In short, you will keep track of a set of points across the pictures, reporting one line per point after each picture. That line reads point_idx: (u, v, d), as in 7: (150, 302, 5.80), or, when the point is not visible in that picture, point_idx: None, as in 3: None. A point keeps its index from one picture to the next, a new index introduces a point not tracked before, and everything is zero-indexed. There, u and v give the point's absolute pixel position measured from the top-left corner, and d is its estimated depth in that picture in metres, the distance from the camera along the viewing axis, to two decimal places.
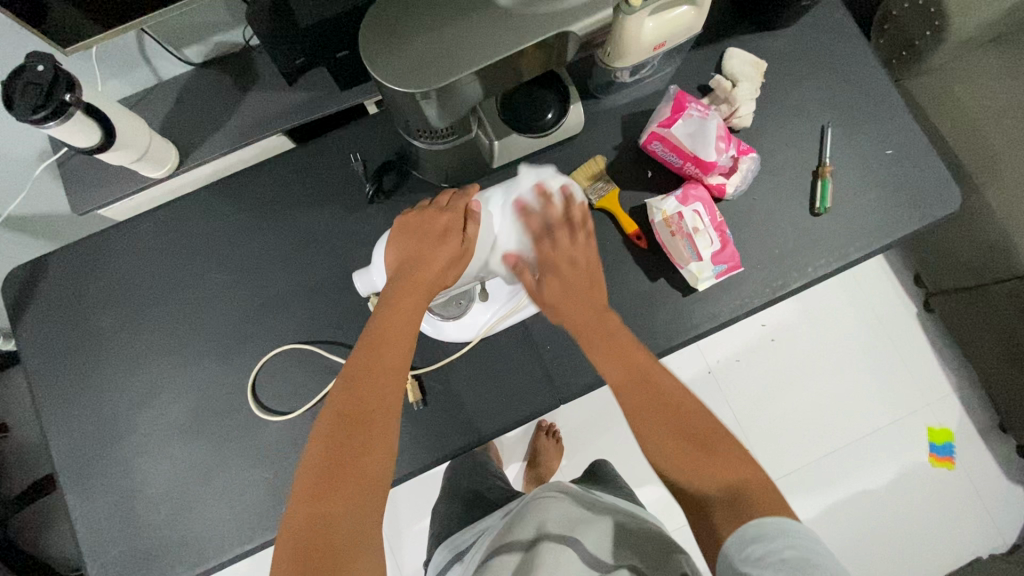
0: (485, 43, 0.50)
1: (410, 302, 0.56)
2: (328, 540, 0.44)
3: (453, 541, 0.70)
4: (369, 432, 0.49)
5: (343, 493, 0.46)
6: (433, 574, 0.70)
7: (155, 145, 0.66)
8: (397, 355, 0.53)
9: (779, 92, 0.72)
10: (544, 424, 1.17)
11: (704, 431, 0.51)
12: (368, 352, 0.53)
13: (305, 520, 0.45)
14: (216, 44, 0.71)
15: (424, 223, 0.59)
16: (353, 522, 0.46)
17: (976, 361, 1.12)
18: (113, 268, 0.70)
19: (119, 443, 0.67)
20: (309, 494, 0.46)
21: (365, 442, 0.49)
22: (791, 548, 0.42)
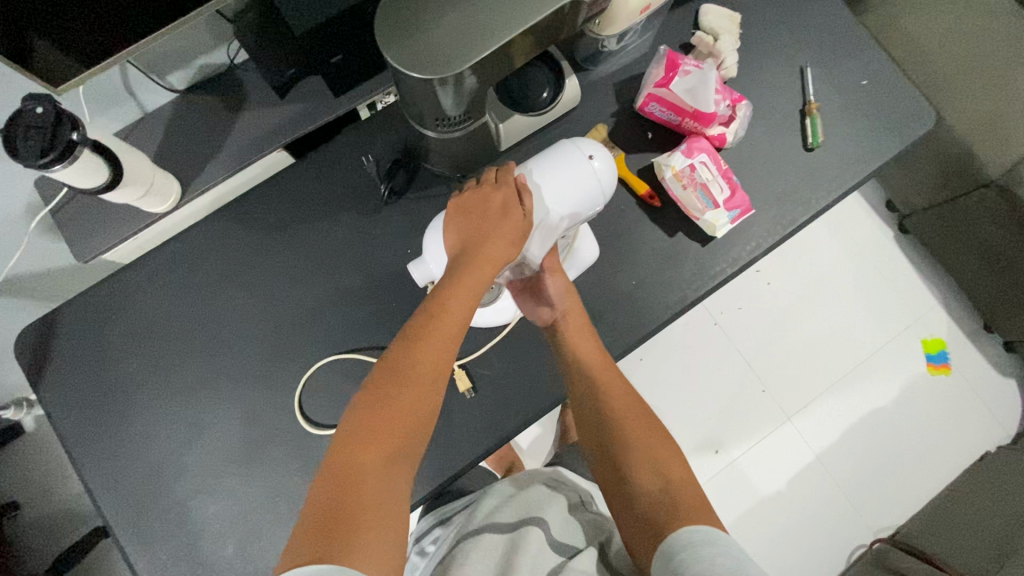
0: (498, 23, 0.50)
1: (472, 278, 0.55)
2: (351, 491, 0.44)
3: (438, 509, 0.77)
4: (405, 392, 0.49)
5: (379, 449, 0.47)
6: (415, 536, 0.77)
7: (159, 179, 0.64)
8: (453, 325, 0.53)
9: (756, 40, 0.76)
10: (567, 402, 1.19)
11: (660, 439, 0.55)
12: (422, 328, 0.52)
13: (332, 473, 0.45)
14: (199, 68, 0.70)
15: (485, 203, 0.58)
16: (379, 476, 0.46)
17: (956, 271, 1.20)
18: (130, 310, 0.68)
19: (170, 487, 0.65)
20: (352, 444, 0.47)
21: (398, 402, 0.49)
22: (718, 555, 0.42)
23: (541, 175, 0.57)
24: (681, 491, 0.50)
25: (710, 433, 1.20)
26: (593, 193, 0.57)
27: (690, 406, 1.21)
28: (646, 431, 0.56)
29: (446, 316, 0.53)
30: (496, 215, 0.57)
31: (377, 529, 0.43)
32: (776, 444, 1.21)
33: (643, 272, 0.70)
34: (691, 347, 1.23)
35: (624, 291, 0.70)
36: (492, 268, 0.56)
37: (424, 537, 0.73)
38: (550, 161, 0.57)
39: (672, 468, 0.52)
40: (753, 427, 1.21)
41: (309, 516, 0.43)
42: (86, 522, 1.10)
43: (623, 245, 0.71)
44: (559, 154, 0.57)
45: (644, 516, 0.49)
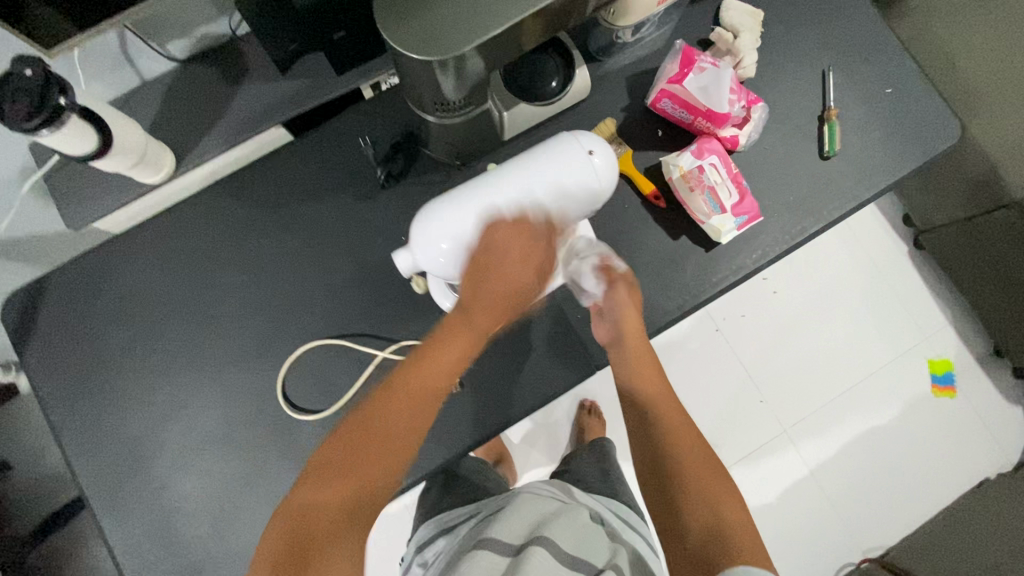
0: (501, 6, 0.48)
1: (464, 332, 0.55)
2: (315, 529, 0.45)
3: (440, 517, 0.74)
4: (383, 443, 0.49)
5: (344, 493, 0.47)
6: (416, 544, 0.74)
7: (151, 149, 0.62)
8: (437, 381, 0.53)
9: (778, 40, 0.73)
10: (585, 403, 1.18)
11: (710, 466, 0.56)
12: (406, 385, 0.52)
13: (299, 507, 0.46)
14: (202, 38, 0.67)
15: (505, 241, 0.50)
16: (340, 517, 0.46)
17: (969, 292, 1.17)
18: (117, 283, 0.67)
19: (150, 462, 0.65)
20: (319, 478, 0.48)
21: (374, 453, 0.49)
22: None
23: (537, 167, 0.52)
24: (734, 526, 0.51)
25: None
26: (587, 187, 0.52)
27: None
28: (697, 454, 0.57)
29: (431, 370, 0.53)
30: (510, 277, 0.53)
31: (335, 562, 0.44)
32: (770, 456, 1.19)
33: (641, 274, 0.68)
34: (690, 352, 1.21)
35: None
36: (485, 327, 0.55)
37: (428, 547, 0.70)
38: (543, 155, 0.49)
39: (725, 503, 0.53)
40: (749, 438, 1.19)
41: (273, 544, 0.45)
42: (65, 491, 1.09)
43: (623, 246, 0.68)
44: (556, 145, 0.52)
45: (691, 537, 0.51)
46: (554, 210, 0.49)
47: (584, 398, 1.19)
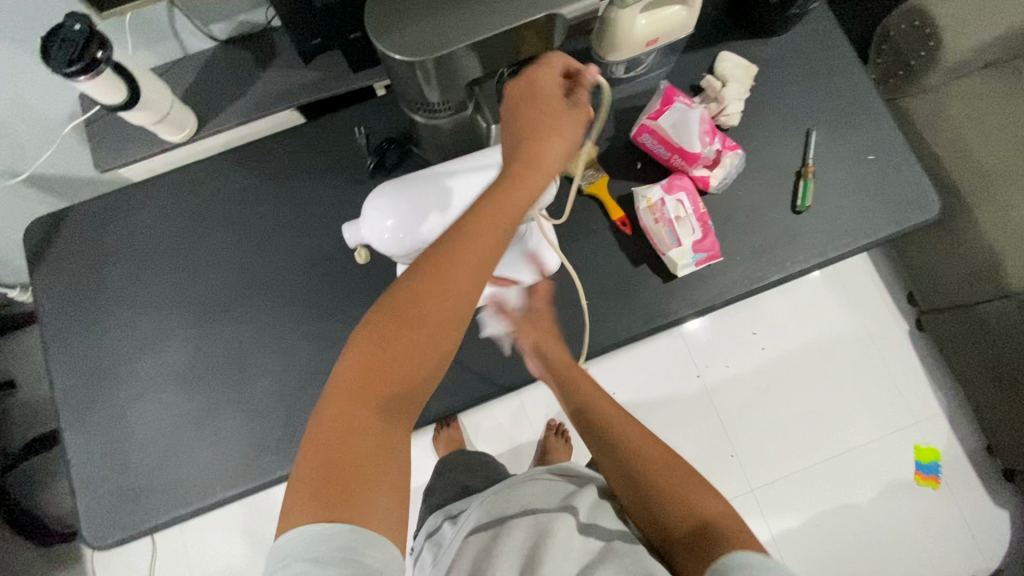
0: (481, 22, 0.52)
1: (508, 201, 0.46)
2: (359, 447, 0.40)
3: (447, 507, 0.73)
4: (414, 335, 0.42)
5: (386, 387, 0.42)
6: (421, 537, 0.72)
7: (176, 110, 0.70)
8: (486, 248, 0.44)
9: (769, 95, 0.76)
10: (553, 424, 1.17)
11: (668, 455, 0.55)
12: (421, 285, 0.43)
13: (328, 426, 0.41)
14: (241, 24, 0.76)
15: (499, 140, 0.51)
16: (374, 429, 0.41)
17: (965, 382, 1.13)
18: (126, 224, 0.75)
19: (118, 387, 0.71)
20: (353, 381, 0.42)
21: (446, 282, 0.43)
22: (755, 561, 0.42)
23: (474, 164, 0.52)
24: (714, 519, 0.48)
25: None
26: None
27: None
28: (653, 445, 0.56)
29: (459, 259, 0.43)
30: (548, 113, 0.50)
31: (380, 489, 0.40)
32: None
33: (598, 294, 0.71)
34: (668, 395, 1.20)
35: (575, 308, 0.71)
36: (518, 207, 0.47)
37: (434, 534, 0.68)
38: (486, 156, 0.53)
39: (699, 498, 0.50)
40: None
41: (309, 475, 0.40)
42: (50, 419, 1.17)
43: (585, 264, 0.71)
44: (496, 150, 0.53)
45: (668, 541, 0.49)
46: None
47: (552, 418, 1.18)
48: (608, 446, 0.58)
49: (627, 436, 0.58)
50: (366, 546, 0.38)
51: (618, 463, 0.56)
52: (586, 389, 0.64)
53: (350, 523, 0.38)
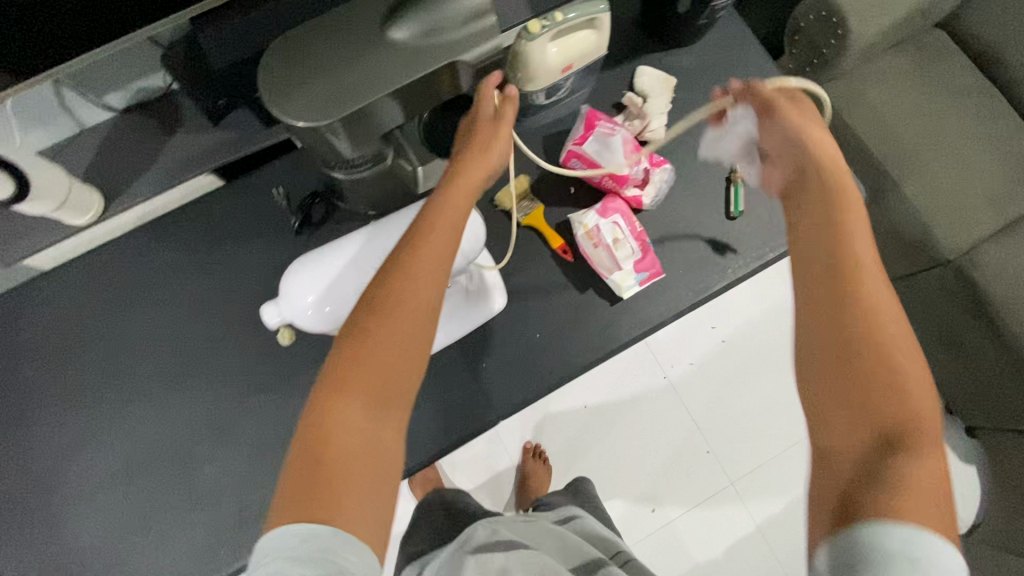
0: (381, 77, 0.50)
1: (456, 202, 0.52)
2: (345, 445, 0.41)
3: (421, 559, 0.72)
4: (390, 323, 0.44)
5: (361, 381, 0.43)
6: None
7: (76, 192, 0.65)
8: (442, 240, 0.49)
9: (690, 104, 0.76)
10: (530, 446, 1.14)
11: (889, 361, 0.40)
12: (391, 282, 0.46)
13: (317, 418, 0.42)
14: (139, 90, 0.70)
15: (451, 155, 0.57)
16: (359, 424, 0.42)
17: (916, 347, 1.17)
18: (40, 319, 0.70)
19: (51, 497, 0.66)
20: (334, 378, 0.43)
21: (410, 275, 0.47)
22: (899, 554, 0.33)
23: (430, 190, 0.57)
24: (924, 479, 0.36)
25: (650, 489, 1.15)
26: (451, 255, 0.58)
27: (631, 463, 1.16)
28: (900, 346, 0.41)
29: (423, 251, 0.48)
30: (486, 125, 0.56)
31: (361, 493, 0.39)
32: (717, 512, 1.14)
33: (548, 325, 0.70)
34: (640, 403, 1.17)
35: (527, 343, 0.69)
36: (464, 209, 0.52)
37: None
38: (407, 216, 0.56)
39: (917, 436, 0.38)
40: (696, 488, 1.15)
41: (292, 479, 0.39)
42: None
43: (531, 297, 0.70)
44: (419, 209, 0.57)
45: (840, 492, 0.38)
46: None
47: (528, 441, 1.16)
48: (826, 308, 0.43)
49: (871, 314, 0.41)
50: (347, 554, 0.36)
51: (829, 354, 0.42)
52: (856, 230, 0.45)
53: (333, 526, 0.37)
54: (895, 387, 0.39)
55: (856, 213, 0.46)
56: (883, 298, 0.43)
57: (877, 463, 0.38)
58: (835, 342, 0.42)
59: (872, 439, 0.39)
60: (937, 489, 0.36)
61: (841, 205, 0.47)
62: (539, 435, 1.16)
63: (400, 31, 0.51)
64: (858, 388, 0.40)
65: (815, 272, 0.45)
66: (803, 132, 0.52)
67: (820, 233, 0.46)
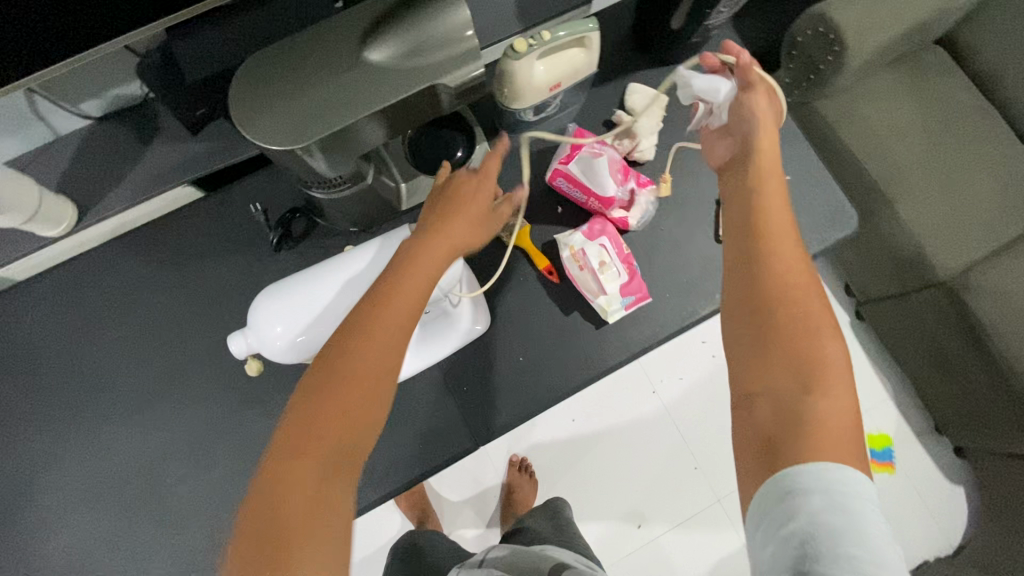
0: (357, 99, 0.49)
1: (427, 261, 0.49)
2: (294, 513, 0.36)
3: None
4: (349, 387, 0.41)
5: (313, 448, 0.39)
6: None
7: (49, 204, 0.64)
8: (408, 301, 0.46)
9: (681, 123, 0.75)
10: (516, 459, 1.14)
11: (802, 308, 0.42)
12: (352, 344, 0.43)
13: (264, 491, 0.37)
14: (115, 99, 0.68)
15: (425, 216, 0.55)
16: (308, 492, 0.37)
17: (906, 366, 1.16)
18: (10, 331, 0.68)
19: (17, 516, 0.64)
20: (284, 445, 0.39)
21: (369, 335, 0.43)
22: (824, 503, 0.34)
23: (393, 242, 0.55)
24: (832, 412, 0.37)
25: (636, 505, 1.14)
26: None
27: (617, 478, 1.15)
28: (808, 292, 0.43)
29: (387, 308, 0.45)
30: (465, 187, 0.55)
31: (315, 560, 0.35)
32: (703, 529, 1.13)
33: (531, 348, 0.68)
34: (628, 418, 1.16)
35: (509, 366, 0.68)
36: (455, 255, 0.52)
37: None
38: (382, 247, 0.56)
39: (828, 371, 0.39)
40: (682, 505, 1.14)
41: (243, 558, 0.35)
42: None
43: (515, 319, 0.69)
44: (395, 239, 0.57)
45: (755, 430, 0.39)
46: None
47: (514, 454, 1.15)
48: (746, 261, 0.45)
49: (783, 265, 0.44)
50: None
51: (751, 306, 0.43)
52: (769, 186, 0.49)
53: None
54: (807, 332, 0.41)
55: (772, 176, 0.50)
56: (795, 251, 0.45)
57: (787, 404, 0.39)
58: (748, 296, 0.43)
59: (787, 378, 0.39)
60: (844, 423, 0.37)
61: (759, 169, 0.50)
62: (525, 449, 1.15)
63: (377, 51, 0.49)
64: (773, 325, 0.41)
65: (737, 229, 0.47)
66: (746, 100, 0.54)
67: (743, 197, 0.49)
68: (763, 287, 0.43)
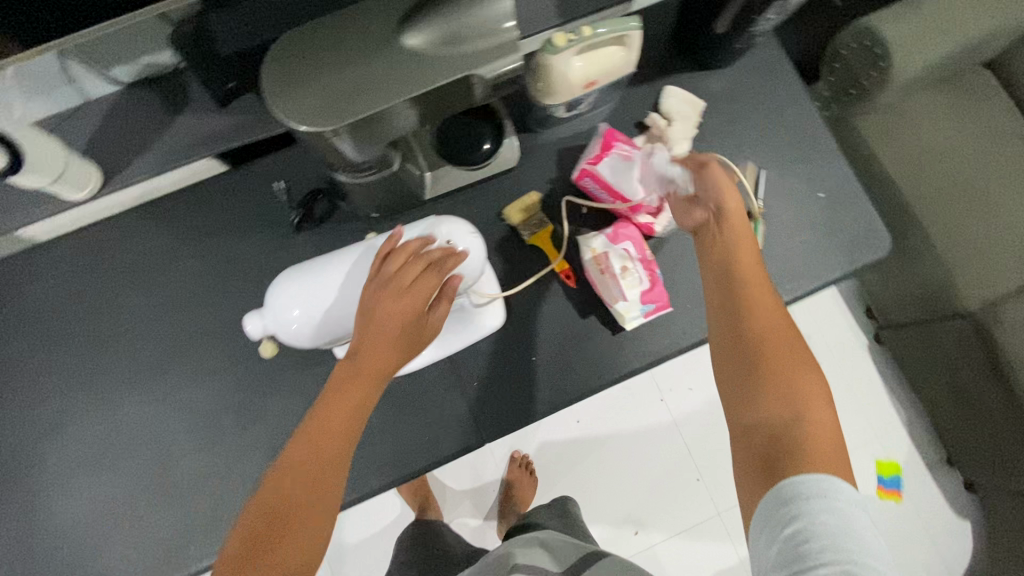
0: (389, 84, 0.47)
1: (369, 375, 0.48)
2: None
3: None
4: (290, 513, 0.44)
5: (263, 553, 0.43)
6: None
7: (72, 168, 0.63)
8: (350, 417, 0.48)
9: (716, 131, 0.73)
10: (517, 456, 1.13)
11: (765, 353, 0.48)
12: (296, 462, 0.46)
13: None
14: (145, 66, 0.68)
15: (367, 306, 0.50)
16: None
17: (922, 394, 1.14)
18: (29, 291, 0.68)
19: (25, 475, 0.65)
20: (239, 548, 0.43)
21: (313, 456, 0.46)
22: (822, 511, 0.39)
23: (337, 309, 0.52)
24: (819, 433, 0.44)
25: (635, 512, 1.13)
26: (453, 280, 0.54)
27: (618, 484, 1.14)
28: (780, 335, 0.49)
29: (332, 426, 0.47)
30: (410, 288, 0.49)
31: None
32: (701, 542, 1.12)
33: (544, 348, 0.67)
34: (633, 424, 1.16)
35: (521, 364, 0.67)
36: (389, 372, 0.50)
37: None
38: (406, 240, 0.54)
39: (811, 404, 0.45)
40: (682, 516, 1.13)
41: None
42: None
43: (531, 317, 0.68)
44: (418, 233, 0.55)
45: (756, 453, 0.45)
46: None
47: (516, 450, 1.14)
48: (722, 315, 0.52)
49: (753, 315, 0.50)
50: None
51: (734, 356, 0.49)
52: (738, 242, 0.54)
53: None
54: (780, 373, 0.47)
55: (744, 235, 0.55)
56: (768, 301, 0.51)
57: (777, 430, 0.45)
58: (730, 343, 0.50)
59: (775, 415, 0.45)
60: (824, 438, 0.44)
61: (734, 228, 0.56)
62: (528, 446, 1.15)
63: (415, 37, 0.48)
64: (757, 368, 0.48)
65: (715, 285, 0.54)
66: (716, 182, 0.57)
67: (717, 250, 0.55)
68: (740, 336, 0.49)
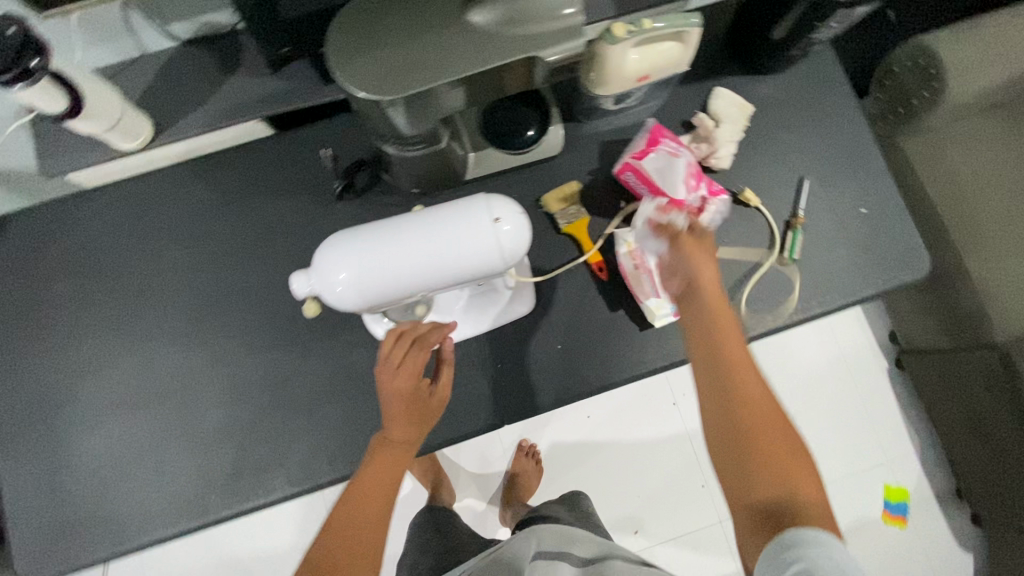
0: (452, 59, 0.48)
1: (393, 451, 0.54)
2: None
3: None
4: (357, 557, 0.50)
5: None
6: None
7: (127, 119, 0.64)
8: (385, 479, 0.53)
9: (762, 137, 0.72)
10: (524, 444, 1.14)
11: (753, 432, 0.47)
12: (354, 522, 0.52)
13: None
14: (203, 24, 0.68)
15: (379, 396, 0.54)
16: None
17: (938, 424, 1.12)
18: (74, 234, 0.70)
19: (58, 412, 0.66)
20: None
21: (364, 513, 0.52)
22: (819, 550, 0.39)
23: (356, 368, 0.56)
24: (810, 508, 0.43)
25: (636, 512, 1.14)
26: (492, 258, 0.54)
27: (622, 482, 1.14)
28: (762, 408, 0.49)
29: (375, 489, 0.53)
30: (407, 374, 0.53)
31: None
32: (700, 549, 1.12)
33: (571, 338, 0.68)
34: (642, 424, 1.16)
35: (546, 352, 0.67)
36: (410, 445, 0.55)
37: None
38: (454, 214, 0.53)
39: (796, 480, 0.45)
40: (683, 521, 1.13)
41: None
42: None
43: (560, 306, 0.68)
44: (466, 207, 0.53)
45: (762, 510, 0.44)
46: (446, 265, 0.53)
47: (523, 438, 1.15)
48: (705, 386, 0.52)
49: (735, 388, 0.50)
50: None
51: (721, 437, 0.49)
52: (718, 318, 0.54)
53: None
54: (767, 460, 0.46)
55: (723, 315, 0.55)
56: (749, 375, 0.51)
57: (775, 510, 0.44)
58: (715, 427, 0.49)
59: (767, 493, 0.45)
60: (822, 515, 0.43)
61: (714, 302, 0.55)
62: (537, 436, 1.15)
63: (481, 14, 0.48)
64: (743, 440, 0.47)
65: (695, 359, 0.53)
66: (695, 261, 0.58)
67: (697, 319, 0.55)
68: (730, 425, 0.48)
